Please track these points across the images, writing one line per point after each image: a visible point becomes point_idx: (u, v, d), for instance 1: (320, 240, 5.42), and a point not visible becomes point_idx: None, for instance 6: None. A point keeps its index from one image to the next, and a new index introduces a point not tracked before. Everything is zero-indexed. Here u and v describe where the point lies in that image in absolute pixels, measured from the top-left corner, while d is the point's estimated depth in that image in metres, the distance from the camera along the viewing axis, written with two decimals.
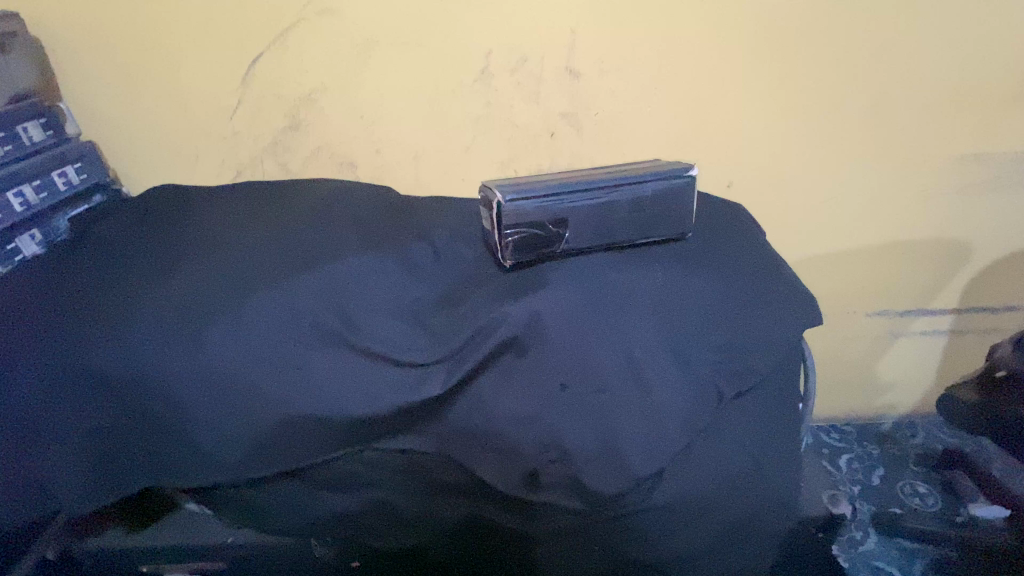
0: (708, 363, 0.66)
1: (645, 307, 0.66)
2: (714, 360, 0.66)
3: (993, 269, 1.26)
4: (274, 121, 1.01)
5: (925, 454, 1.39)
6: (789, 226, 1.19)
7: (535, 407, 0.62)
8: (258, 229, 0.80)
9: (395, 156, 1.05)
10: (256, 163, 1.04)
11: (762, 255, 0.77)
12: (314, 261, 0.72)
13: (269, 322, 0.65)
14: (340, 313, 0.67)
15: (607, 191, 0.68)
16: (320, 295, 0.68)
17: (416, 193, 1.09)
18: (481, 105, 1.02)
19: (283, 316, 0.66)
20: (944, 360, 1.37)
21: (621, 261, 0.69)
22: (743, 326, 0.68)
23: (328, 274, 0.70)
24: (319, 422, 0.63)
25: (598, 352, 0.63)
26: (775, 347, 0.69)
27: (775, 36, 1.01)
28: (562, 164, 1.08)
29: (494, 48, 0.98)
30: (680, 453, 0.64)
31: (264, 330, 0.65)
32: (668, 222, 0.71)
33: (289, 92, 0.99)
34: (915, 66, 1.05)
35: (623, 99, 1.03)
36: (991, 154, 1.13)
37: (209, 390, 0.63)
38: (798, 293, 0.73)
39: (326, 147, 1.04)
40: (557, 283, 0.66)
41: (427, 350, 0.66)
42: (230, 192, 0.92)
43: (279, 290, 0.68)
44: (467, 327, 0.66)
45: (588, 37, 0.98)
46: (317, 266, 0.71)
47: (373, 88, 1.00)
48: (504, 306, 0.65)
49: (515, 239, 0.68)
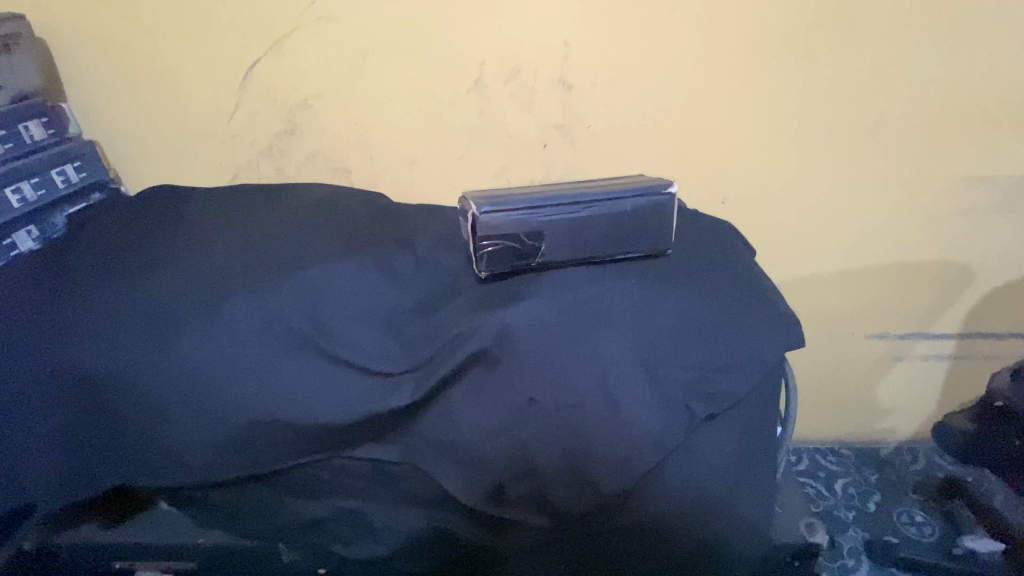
0: (683, 383, 0.64)
1: (621, 324, 0.65)
2: (690, 381, 0.65)
3: (997, 294, 1.22)
4: (270, 125, 1.03)
5: (925, 482, 1.36)
6: (787, 245, 1.18)
7: (504, 420, 0.62)
8: (245, 232, 0.81)
9: (389, 163, 1.06)
10: (253, 166, 1.06)
11: (747, 274, 0.76)
12: (293, 266, 0.72)
13: (244, 326, 0.66)
14: (314, 319, 0.67)
15: (586, 205, 0.67)
16: (297, 299, 0.68)
17: (409, 200, 1.10)
18: (475, 115, 1.02)
19: (258, 320, 0.66)
20: (946, 384, 1.34)
21: (598, 275, 0.68)
22: (722, 345, 0.67)
23: (305, 277, 0.70)
24: (288, 427, 0.64)
25: (570, 367, 0.63)
26: (754, 368, 0.67)
27: (770, 52, 1.00)
28: (557, 174, 1.07)
29: (488, 58, 0.98)
30: (650, 475, 0.63)
31: (237, 334, 0.65)
32: (648, 237, 0.70)
33: (285, 96, 1.01)
34: (914, 86, 1.03)
35: (617, 112, 1.03)
36: (993, 176, 1.10)
37: (182, 391, 0.64)
38: (782, 314, 0.72)
39: (322, 151, 1.05)
40: (532, 297, 0.65)
41: (398, 358, 0.65)
42: (223, 195, 0.93)
43: (256, 293, 0.68)
44: (439, 337, 0.65)
45: (583, 49, 0.98)
46: (295, 270, 0.71)
47: (368, 96, 1.01)
48: (476, 318, 0.64)
49: (492, 251, 0.67)
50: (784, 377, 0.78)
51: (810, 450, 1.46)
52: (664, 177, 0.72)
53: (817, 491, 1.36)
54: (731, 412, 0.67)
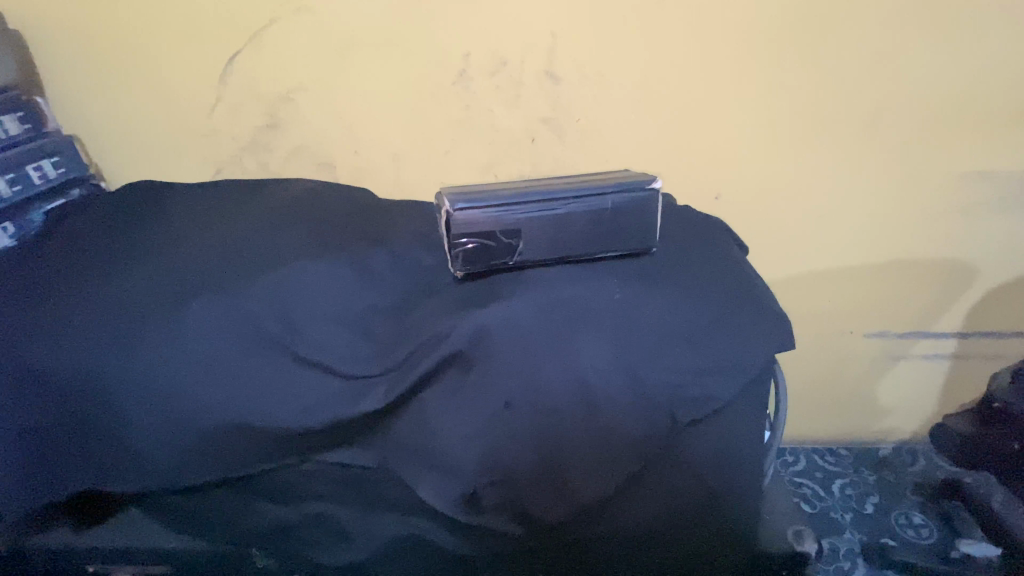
0: (665, 388, 0.61)
1: (600, 325, 0.62)
2: (673, 385, 0.62)
3: (1001, 292, 1.19)
4: (252, 119, 1.01)
5: (924, 483, 1.34)
6: (783, 242, 1.15)
7: (477, 426, 0.60)
8: (220, 228, 0.79)
9: (374, 158, 1.04)
10: (235, 161, 1.04)
11: (736, 273, 0.72)
12: (265, 264, 0.70)
13: (212, 327, 0.64)
14: (284, 319, 0.65)
15: (565, 201, 0.64)
16: (267, 300, 0.66)
17: (396, 196, 1.07)
18: (460, 108, 1.00)
19: (226, 320, 0.64)
20: (945, 384, 1.31)
21: (579, 275, 0.65)
22: (705, 348, 0.64)
23: (275, 277, 0.68)
24: (255, 432, 0.62)
25: (547, 369, 0.60)
26: (740, 372, 0.64)
27: (764, 43, 0.97)
28: (546, 170, 1.05)
29: (473, 49, 0.96)
30: (627, 483, 0.61)
31: (204, 336, 0.64)
32: (631, 234, 0.66)
33: (267, 89, 0.98)
34: (913, 77, 1.00)
35: (607, 106, 1.00)
36: (997, 171, 1.07)
37: (148, 395, 0.62)
38: (770, 315, 0.69)
39: (305, 146, 1.02)
40: (508, 297, 0.63)
41: (370, 361, 0.63)
42: (202, 191, 0.91)
43: (226, 293, 0.66)
44: (412, 339, 0.63)
45: (570, 40, 0.95)
46: (266, 269, 0.69)
47: (351, 89, 0.98)
48: (450, 319, 0.62)
49: (467, 249, 0.64)
50: (776, 380, 0.74)
51: (807, 450, 1.44)
52: (649, 173, 0.69)
53: (813, 491, 1.34)
54: (717, 418, 0.63)
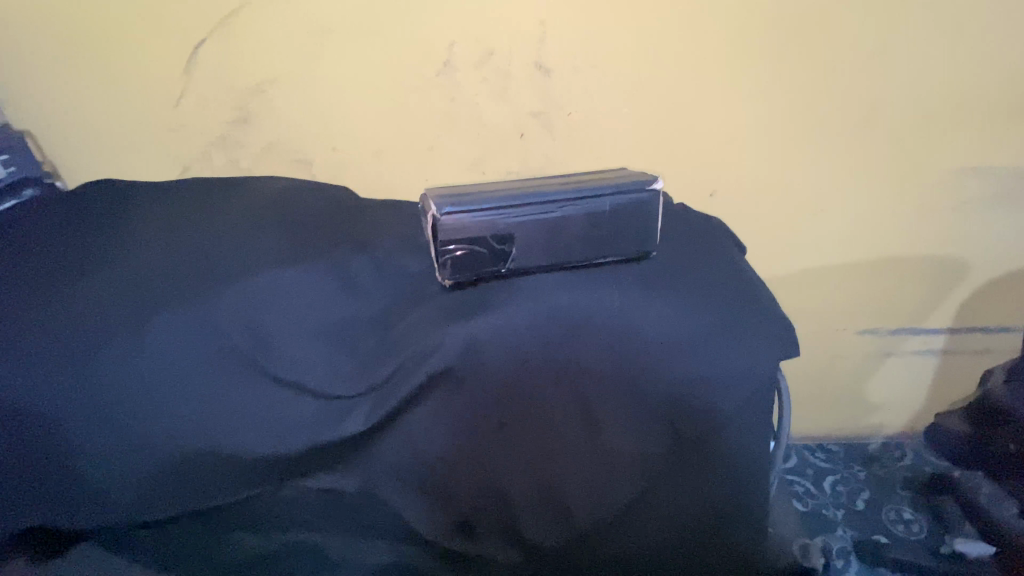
0: (669, 402, 0.58)
1: (601, 335, 0.58)
2: (677, 398, 0.58)
3: (993, 288, 1.18)
4: (221, 113, 0.94)
5: (913, 478, 1.34)
6: (777, 239, 1.13)
7: (470, 447, 0.56)
8: (188, 232, 0.72)
9: (353, 154, 0.98)
10: (204, 158, 0.97)
11: (738, 277, 0.69)
12: (234, 273, 0.64)
13: (177, 343, 0.58)
14: (257, 334, 0.60)
15: (560, 203, 0.59)
16: (237, 313, 0.60)
17: (378, 194, 1.02)
18: (445, 102, 0.94)
19: (193, 336, 0.59)
20: (935, 380, 1.31)
21: (576, 282, 0.61)
22: (712, 357, 0.60)
23: (246, 287, 0.62)
24: (226, 458, 0.57)
25: (544, 385, 0.56)
26: (748, 382, 0.61)
27: (761, 33, 0.93)
28: (535, 166, 1.00)
29: (458, 39, 0.90)
30: (629, 503, 0.58)
31: (168, 352, 0.58)
32: (630, 237, 0.62)
33: (237, 81, 0.92)
34: (911, 70, 0.97)
35: (599, 99, 0.96)
36: (993, 167, 1.05)
37: (106, 420, 0.57)
38: (774, 321, 0.66)
39: (279, 142, 0.96)
40: (501, 306, 0.58)
41: (352, 377, 0.58)
42: (167, 191, 0.85)
43: (192, 306, 0.60)
44: (397, 353, 0.58)
45: (560, 30, 0.90)
46: (236, 278, 0.63)
47: (328, 81, 0.92)
48: (438, 331, 0.57)
49: (456, 257, 0.59)
50: (778, 391, 0.70)
51: (798, 447, 1.44)
52: (648, 173, 0.65)
53: (805, 489, 1.33)
54: (725, 432, 0.60)
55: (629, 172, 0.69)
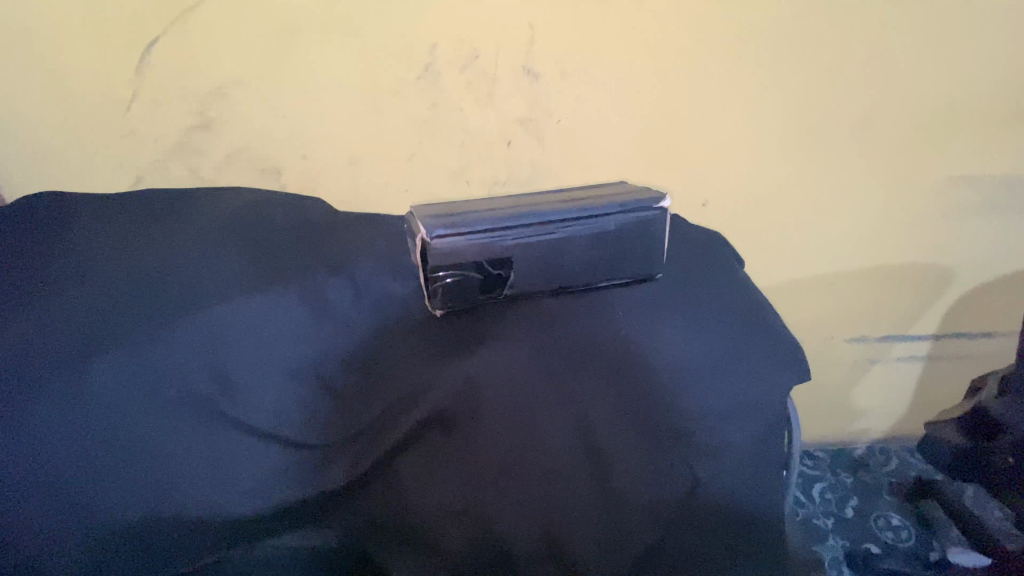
0: (681, 437, 0.53)
1: (606, 367, 0.54)
2: (689, 433, 0.54)
3: (978, 295, 1.18)
4: (178, 118, 0.85)
5: (899, 482, 1.34)
6: (767, 248, 1.11)
7: (467, 496, 0.50)
8: (138, 258, 0.64)
9: (327, 163, 0.91)
10: (161, 167, 0.88)
11: (744, 298, 0.66)
12: (190, 305, 0.56)
13: (124, 393, 0.50)
14: (220, 378, 0.52)
15: (562, 225, 0.54)
16: (195, 354, 0.53)
17: (354, 205, 0.95)
18: (427, 107, 0.88)
19: (143, 383, 0.51)
20: (920, 386, 1.31)
21: (576, 308, 0.57)
22: (722, 387, 0.57)
23: (205, 323, 0.55)
24: (185, 520, 0.50)
25: (547, 425, 0.51)
26: (759, 412, 0.57)
27: (756, 39, 0.90)
28: (522, 175, 0.95)
29: (441, 40, 0.84)
30: (646, 553, 0.52)
31: (113, 404, 0.50)
32: (636, 259, 0.58)
33: (195, 83, 0.83)
34: (904, 78, 0.96)
35: (589, 106, 0.91)
36: (981, 175, 1.04)
37: (33, 486, 0.48)
38: (785, 344, 0.63)
39: (244, 149, 0.88)
40: (499, 340, 0.54)
41: (333, 423, 0.53)
42: (116, 204, 0.76)
43: (142, 347, 0.52)
44: (383, 397, 0.54)
45: (549, 32, 0.85)
46: (192, 312, 0.55)
47: (298, 84, 0.85)
48: (426, 367, 0.53)
49: (448, 284, 0.53)
50: (791, 420, 0.66)
51: None
52: (655, 188, 0.60)
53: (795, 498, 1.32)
54: (740, 468, 0.55)
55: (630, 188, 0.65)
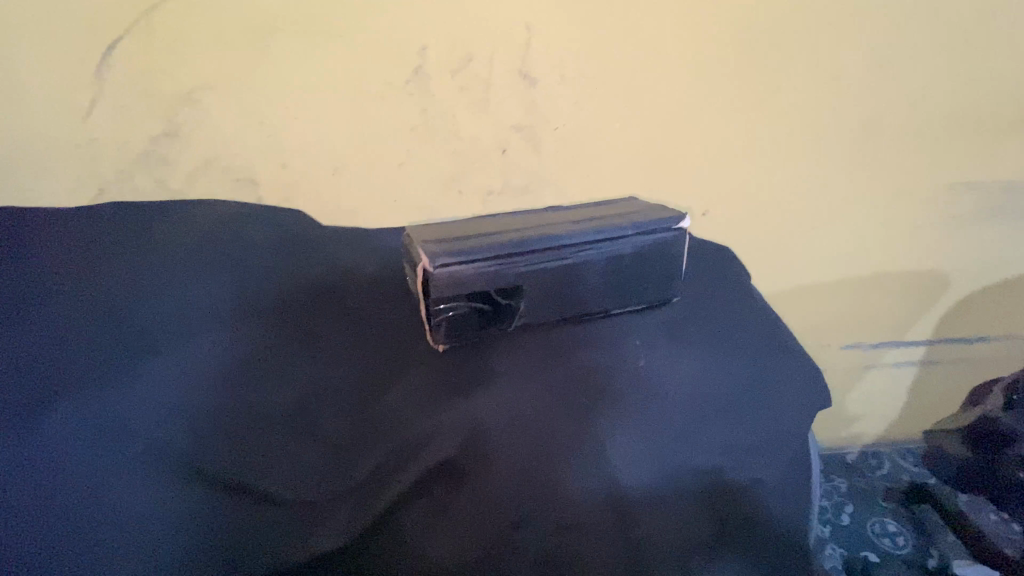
0: (705, 477, 0.51)
1: (623, 404, 0.52)
2: (713, 472, 0.51)
3: (972, 301, 1.18)
4: (143, 126, 0.78)
5: (893, 487, 1.31)
6: (766, 257, 1.08)
7: (480, 552, 0.46)
8: (105, 289, 0.58)
9: (309, 173, 0.85)
10: (125, 179, 0.81)
11: (766, 320, 0.63)
12: (166, 352, 0.53)
13: (91, 450, 0.47)
14: (201, 430, 0.50)
15: (573, 250, 0.54)
16: (176, 406, 0.51)
17: (337, 217, 0.89)
18: (416, 113, 0.83)
19: (116, 438, 0.48)
20: (914, 391, 1.31)
21: (588, 339, 0.56)
22: (746, 420, 0.54)
23: (184, 373, 0.52)
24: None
25: (561, 471, 0.48)
26: (784, 445, 0.55)
27: (759, 43, 0.87)
28: (517, 185, 0.90)
29: (431, 42, 0.78)
30: None
31: (79, 462, 0.46)
32: (650, 284, 0.58)
33: (162, 87, 0.76)
34: (906, 84, 0.94)
35: (588, 112, 0.87)
36: (980, 181, 1.03)
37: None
38: (809, 370, 0.60)
39: (217, 158, 0.81)
40: (505, 377, 0.53)
41: (331, 471, 0.49)
42: (69, 217, 0.67)
43: (115, 400, 0.50)
44: (386, 441, 0.50)
45: (547, 34, 0.81)
46: (170, 360, 0.53)
47: (277, 89, 0.78)
48: (435, 417, 0.50)
49: (450, 316, 0.53)
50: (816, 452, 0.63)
51: None
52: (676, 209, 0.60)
53: None
54: (770, 509, 0.52)
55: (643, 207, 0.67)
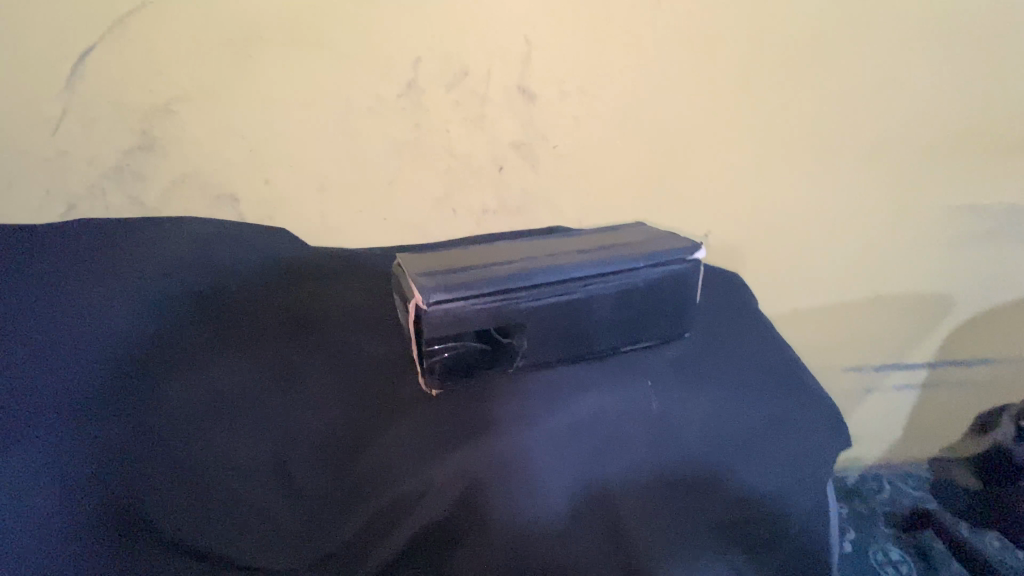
0: (724, 520, 0.50)
1: (637, 448, 0.51)
2: (733, 516, 0.50)
3: (976, 323, 1.15)
4: (115, 139, 0.73)
5: (895, 512, 1.26)
6: (769, 277, 1.05)
7: None
8: (69, 317, 0.54)
9: (293, 189, 0.80)
10: (94, 194, 0.75)
11: (776, 358, 0.63)
12: (138, 394, 0.52)
13: (65, 503, 0.46)
14: (183, 480, 0.49)
15: (582, 283, 0.53)
16: (152, 455, 0.50)
17: (323, 236, 0.84)
18: (409, 129, 0.78)
19: (91, 490, 0.47)
20: (916, 415, 1.28)
21: (600, 378, 0.55)
22: (762, 460, 0.53)
23: (156, 418, 0.51)
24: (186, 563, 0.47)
25: (564, 522, 0.47)
26: (805, 487, 0.54)
27: (764, 61, 0.84)
28: (513, 203, 0.86)
29: (425, 55, 0.75)
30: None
31: (54, 514, 0.45)
32: (663, 319, 0.58)
33: (135, 97, 0.71)
34: (913, 104, 0.91)
35: (588, 130, 0.84)
36: (983, 204, 1.02)
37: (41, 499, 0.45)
38: (823, 407, 0.60)
39: (196, 174, 0.76)
40: (514, 419, 0.51)
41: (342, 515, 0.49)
42: (27, 232, 0.62)
43: (87, 449, 0.48)
44: (392, 487, 0.49)
45: (546, 48, 0.77)
46: (145, 405, 0.51)
47: (260, 101, 0.74)
48: (442, 461, 0.49)
49: (444, 357, 0.52)
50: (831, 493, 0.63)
51: None
52: (690, 238, 0.61)
53: None
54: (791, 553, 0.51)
55: (653, 234, 0.66)
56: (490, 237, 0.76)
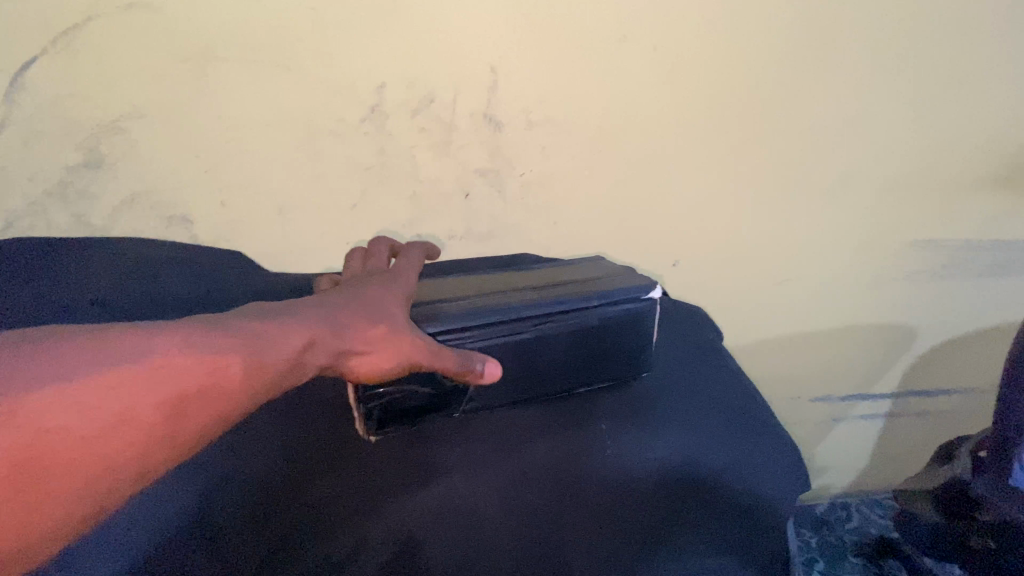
0: (695, 538, 0.48)
1: (591, 479, 0.50)
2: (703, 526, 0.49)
3: (937, 355, 1.17)
4: (59, 156, 0.70)
5: (862, 541, 1.26)
6: (738, 308, 1.05)
7: None
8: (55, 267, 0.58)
9: (250, 211, 0.77)
10: (35, 212, 0.72)
11: (736, 399, 0.62)
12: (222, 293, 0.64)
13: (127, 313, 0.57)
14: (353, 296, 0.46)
15: (533, 323, 0.53)
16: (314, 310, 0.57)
17: (282, 258, 0.81)
18: (373, 153, 0.77)
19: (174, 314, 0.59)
20: (881, 444, 1.29)
21: (550, 423, 0.55)
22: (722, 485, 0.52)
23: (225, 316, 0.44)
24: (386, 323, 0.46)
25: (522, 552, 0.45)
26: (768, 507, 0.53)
27: (730, 95, 0.85)
28: (479, 230, 0.85)
29: (389, 80, 0.73)
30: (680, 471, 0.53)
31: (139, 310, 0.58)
32: (618, 360, 0.58)
33: (83, 114, 0.68)
34: (874, 141, 0.94)
35: (556, 159, 0.83)
36: (943, 240, 1.04)
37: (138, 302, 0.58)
38: (777, 437, 0.61)
39: (147, 194, 0.74)
40: (458, 465, 0.51)
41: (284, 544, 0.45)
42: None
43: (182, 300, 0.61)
44: (333, 527, 0.47)
45: (513, 79, 0.77)
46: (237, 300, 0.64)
47: (216, 122, 0.72)
48: (385, 507, 0.48)
49: (385, 403, 0.51)
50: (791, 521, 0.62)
51: None
52: (646, 274, 0.61)
53: None
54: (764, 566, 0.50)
55: (614, 270, 0.66)
56: (451, 269, 0.75)
